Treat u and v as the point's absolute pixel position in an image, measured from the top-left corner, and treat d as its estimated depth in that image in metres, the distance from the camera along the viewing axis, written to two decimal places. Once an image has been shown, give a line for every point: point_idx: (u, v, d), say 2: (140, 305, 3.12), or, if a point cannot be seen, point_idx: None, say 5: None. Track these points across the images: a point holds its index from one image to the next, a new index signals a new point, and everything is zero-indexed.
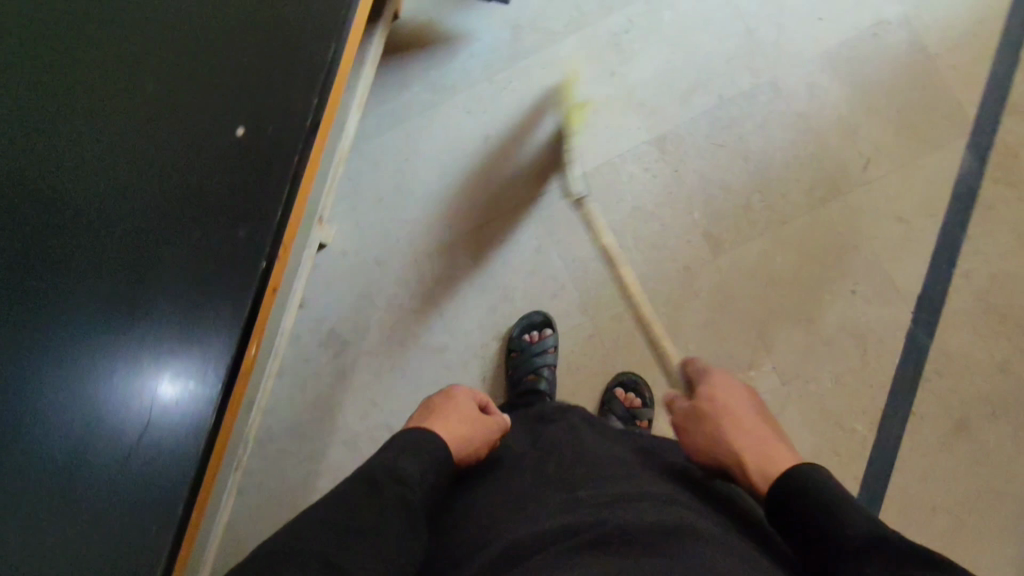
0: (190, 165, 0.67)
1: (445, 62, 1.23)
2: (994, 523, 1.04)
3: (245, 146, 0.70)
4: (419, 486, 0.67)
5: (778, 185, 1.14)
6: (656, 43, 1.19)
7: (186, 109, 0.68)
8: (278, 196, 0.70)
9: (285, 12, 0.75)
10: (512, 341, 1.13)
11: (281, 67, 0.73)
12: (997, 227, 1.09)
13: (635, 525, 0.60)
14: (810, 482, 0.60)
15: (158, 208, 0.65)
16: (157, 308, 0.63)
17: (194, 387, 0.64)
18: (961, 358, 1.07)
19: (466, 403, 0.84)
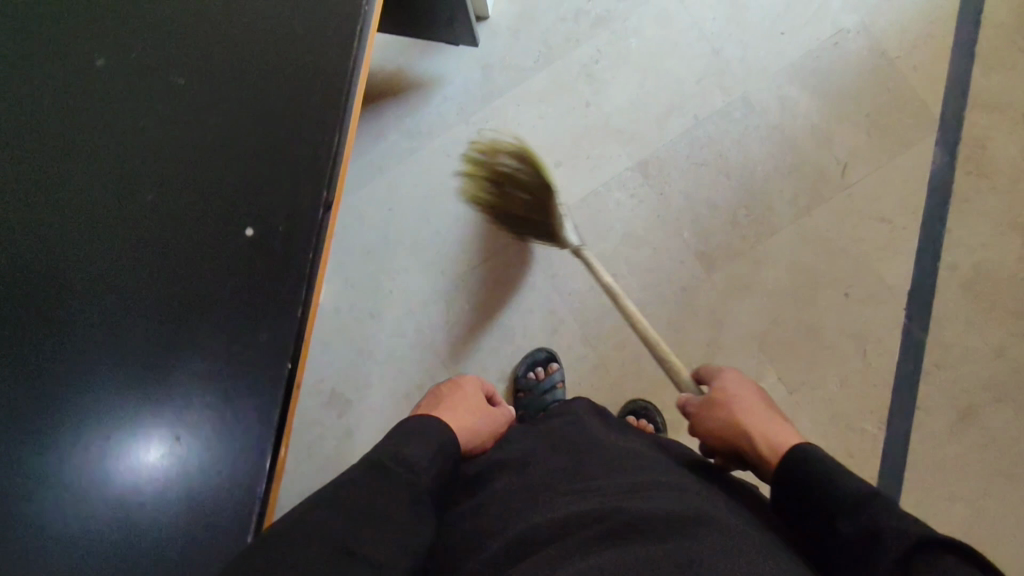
0: (195, 257, 0.57)
1: (418, 108, 1.22)
2: (1010, 506, 1.06)
3: (257, 245, 0.58)
4: (425, 472, 0.63)
5: (762, 197, 1.16)
6: (627, 71, 1.20)
7: (186, 194, 0.58)
8: (295, 294, 0.58)
9: (279, 68, 0.61)
10: (519, 381, 1.12)
11: (283, 132, 0.61)
12: (974, 218, 1.12)
13: (654, 513, 0.55)
14: (806, 452, 0.60)
15: (165, 316, 0.56)
16: (178, 400, 0.55)
17: (229, 476, 0.56)
18: (957, 347, 1.10)
19: (473, 396, 0.86)
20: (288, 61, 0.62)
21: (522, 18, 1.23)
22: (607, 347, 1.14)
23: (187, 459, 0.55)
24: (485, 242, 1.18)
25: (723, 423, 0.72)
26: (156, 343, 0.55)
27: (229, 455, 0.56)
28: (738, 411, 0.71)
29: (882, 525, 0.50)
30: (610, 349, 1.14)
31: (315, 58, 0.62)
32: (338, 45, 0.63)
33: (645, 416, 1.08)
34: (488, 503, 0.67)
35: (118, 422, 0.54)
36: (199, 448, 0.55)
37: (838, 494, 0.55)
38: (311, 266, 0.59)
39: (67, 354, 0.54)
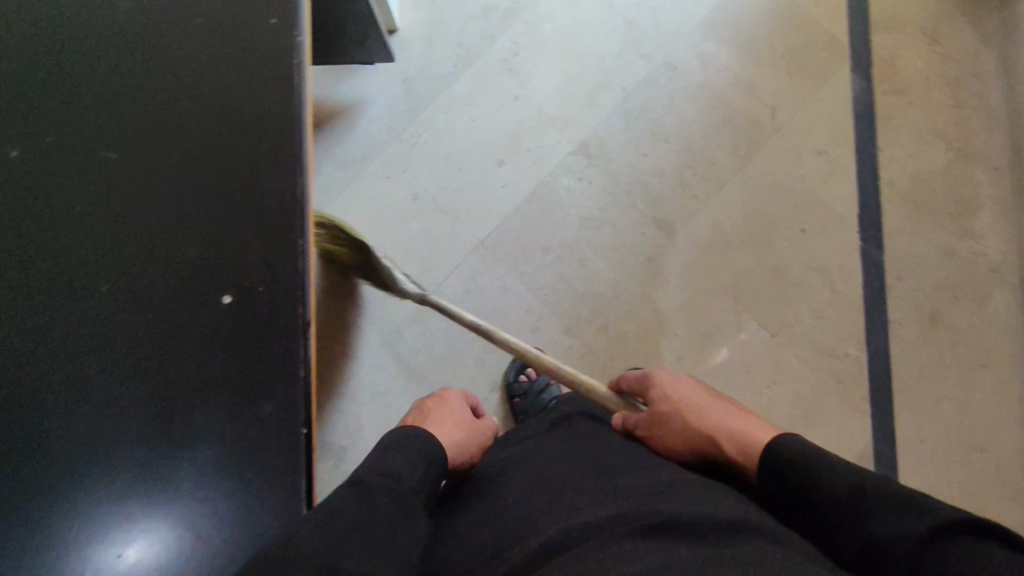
0: (174, 339, 0.52)
1: (347, 134, 1.18)
2: (990, 393, 1.12)
3: (239, 313, 0.53)
4: (407, 476, 0.58)
5: (704, 154, 1.17)
6: (548, 57, 1.20)
7: (147, 276, 0.53)
8: (294, 354, 0.53)
9: (217, 117, 0.56)
10: (511, 387, 1.10)
11: (237, 186, 0.55)
12: (899, 133, 1.18)
13: (696, 516, 0.55)
14: (802, 458, 0.60)
15: (156, 411, 0.51)
16: (187, 451, 0.51)
17: (250, 490, 0.51)
18: (912, 257, 1.15)
19: (458, 409, 0.79)
20: (223, 107, 0.56)
21: (432, 23, 1.20)
22: (591, 333, 1.14)
23: (208, 506, 0.50)
24: (442, 256, 1.15)
25: (687, 435, 0.72)
26: (148, 414, 0.51)
27: (250, 485, 0.51)
28: (696, 416, 0.73)
29: (889, 534, 0.50)
30: (594, 334, 1.14)
31: (256, 101, 0.56)
32: (274, 73, 0.57)
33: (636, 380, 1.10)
34: (504, 507, 0.64)
35: (117, 502, 0.49)
36: (215, 493, 0.50)
37: (839, 498, 0.55)
38: (303, 321, 0.54)
39: (56, 462, 0.49)
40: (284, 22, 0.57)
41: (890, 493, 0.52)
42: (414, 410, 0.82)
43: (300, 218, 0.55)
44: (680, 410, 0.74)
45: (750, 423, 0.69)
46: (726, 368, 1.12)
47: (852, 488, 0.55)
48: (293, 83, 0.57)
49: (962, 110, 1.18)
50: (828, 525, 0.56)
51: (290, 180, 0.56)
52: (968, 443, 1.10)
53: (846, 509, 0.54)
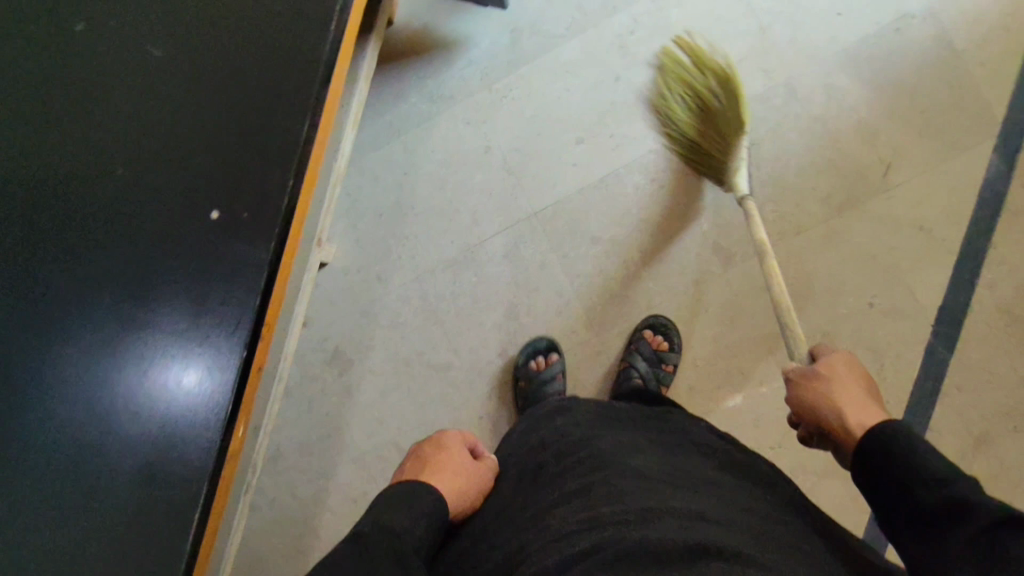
0: (163, 229, 0.59)
1: (442, 70, 1.18)
2: None
3: (223, 232, 0.61)
4: (407, 536, 0.62)
5: (793, 192, 1.09)
6: (663, 45, 1.14)
7: (161, 170, 0.60)
8: (255, 277, 0.61)
9: (260, 56, 0.65)
10: (518, 369, 1.10)
11: (256, 121, 0.64)
12: (1022, 234, 1.04)
13: (655, 546, 0.54)
14: (884, 438, 0.57)
15: (131, 284, 0.58)
16: (155, 327, 0.58)
17: (205, 381, 0.59)
18: (983, 370, 1.03)
19: (460, 453, 0.78)
20: (267, 51, 0.65)
21: None
22: (611, 333, 1.13)
23: (166, 380, 0.58)
24: (495, 213, 1.16)
25: (809, 403, 0.68)
26: (119, 307, 0.57)
27: (201, 387, 0.58)
28: (820, 383, 0.67)
29: (975, 504, 0.49)
30: (615, 337, 1.12)
31: (292, 52, 0.66)
32: (312, 36, 0.67)
33: (662, 333, 1.09)
34: (488, 537, 0.67)
35: (86, 363, 0.56)
36: (171, 381, 0.58)
37: (925, 469, 0.53)
38: (273, 253, 0.62)
39: (48, 288, 0.56)
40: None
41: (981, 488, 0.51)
42: (413, 459, 0.80)
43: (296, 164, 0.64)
44: (808, 373, 0.69)
45: (870, 403, 0.63)
46: (735, 415, 1.08)
47: (943, 473, 0.53)
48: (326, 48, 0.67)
49: None
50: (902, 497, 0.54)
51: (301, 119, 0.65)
52: None
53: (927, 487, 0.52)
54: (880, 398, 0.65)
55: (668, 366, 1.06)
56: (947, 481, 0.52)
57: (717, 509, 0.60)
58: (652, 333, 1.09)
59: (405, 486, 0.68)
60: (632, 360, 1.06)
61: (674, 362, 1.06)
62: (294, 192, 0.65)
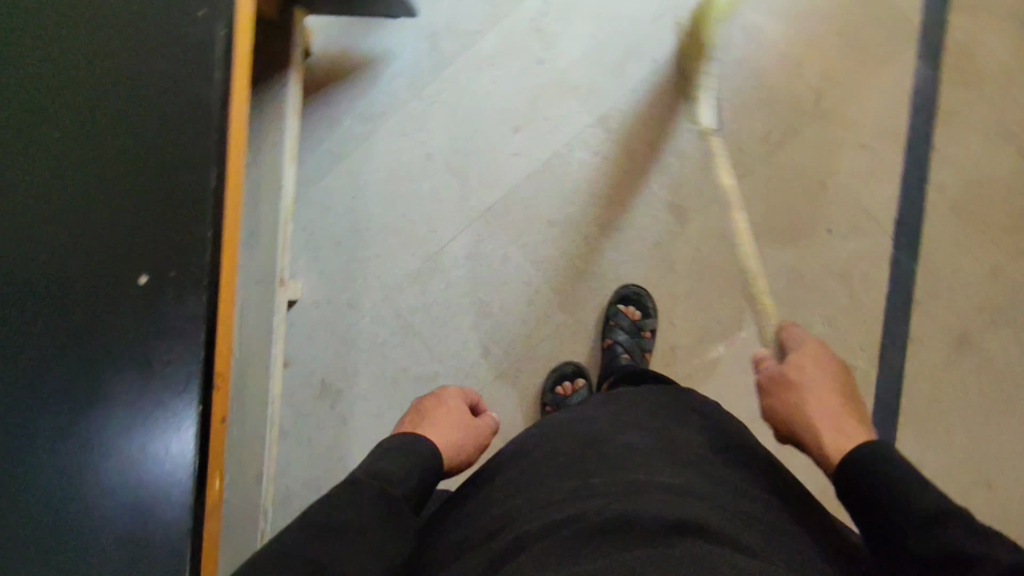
0: (92, 305, 0.55)
1: (368, 88, 1.19)
2: (1010, 428, 1.03)
3: (154, 296, 0.57)
4: (399, 484, 0.64)
5: (732, 137, 1.10)
6: (578, 21, 1.15)
7: (73, 243, 0.55)
8: (195, 337, 0.57)
9: (149, 94, 0.59)
10: (545, 396, 1.11)
11: (161, 168, 0.58)
12: (960, 132, 1.06)
13: (642, 518, 0.55)
14: (872, 458, 0.60)
15: (70, 368, 0.54)
16: (105, 399, 0.54)
17: (169, 442, 0.56)
18: (950, 272, 1.04)
19: (457, 408, 0.81)
20: (155, 88, 0.59)
21: None
22: (586, 311, 1.14)
23: (129, 449, 0.55)
24: (449, 219, 1.17)
25: (782, 398, 0.71)
26: (61, 382, 0.53)
27: (167, 449, 0.56)
28: (795, 381, 0.71)
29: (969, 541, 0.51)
30: (590, 314, 1.14)
31: (183, 85, 0.60)
32: (199, 61, 0.60)
33: (635, 302, 1.10)
34: (476, 509, 0.66)
35: (41, 445, 0.52)
36: (135, 449, 0.55)
37: (920, 503, 0.55)
38: (209, 308, 0.58)
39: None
40: (213, 14, 0.61)
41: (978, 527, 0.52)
42: (412, 408, 0.83)
43: (212, 208, 0.59)
44: (788, 374, 0.72)
45: (839, 407, 0.67)
46: (721, 365, 1.09)
47: (934, 512, 0.54)
48: (219, 73, 0.61)
49: None
50: (895, 531, 0.55)
51: (208, 158, 0.60)
52: (977, 475, 1.02)
53: (921, 531, 0.53)
54: (855, 404, 0.70)
55: (648, 333, 1.07)
56: (941, 519, 0.53)
57: (705, 481, 0.61)
58: (625, 305, 1.10)
59: (404, 438, 0.71)
60: (612, 336, 1.07)
61: (652, 328, 1.07)
62: (218, 238, 0.60)
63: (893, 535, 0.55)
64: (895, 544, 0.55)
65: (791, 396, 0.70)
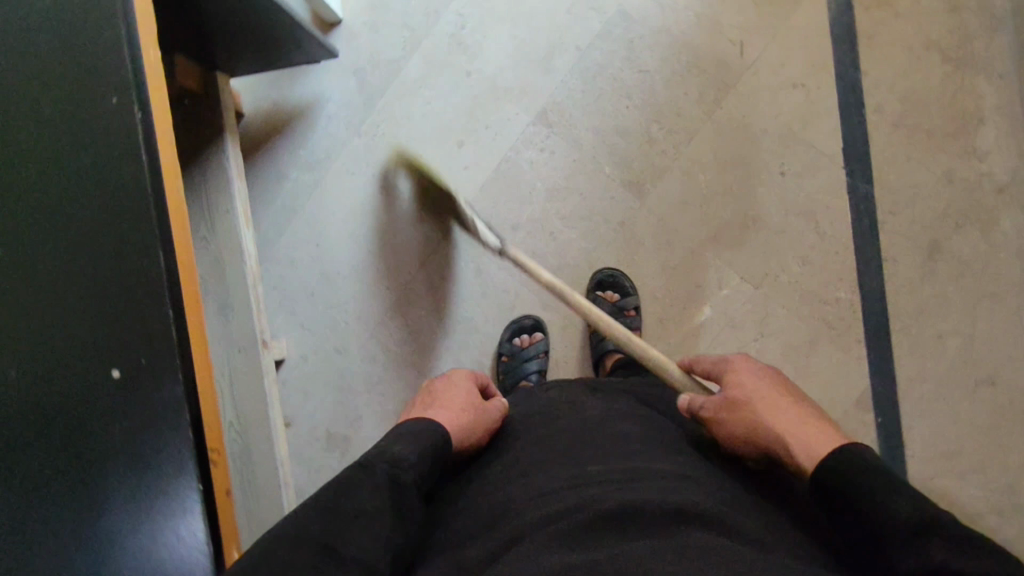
0: (76, 406, 0.55)
1: (307, 136, 1.19)
2: (1001, 323, 1.04)
3: (129, 389, 0.56)
4: (411, 468, 0.61)
5: (668, 105, 1.12)
6: (496, 25, 1.15)
7: (43, 350, 0.55)
8: (179, 423, 0.57)
9: (86, 184, 0.56)
10: (501, 346, 1.13)
11: (112, 259, 0.56)
12: (884, 52, 1.08)
13: (641, 507, 0.55)
14: (845, 460, 0.55)
15: (68, 467, 0.55)
16: (112, 495, 0.55)
17: (180, 532, 0.56)
18: (905, 187, 1.06)
19: (466, 391, 0.77)
20: (89, 174, 0.56)
21: (376, 9, 1.18)
22: (568, 304, 1.14)
23: (141, 542, 0.56)
24: (416, 245, 1.17)
25: (737, 427, 0.66)
26: (61, 496, 0.54)
27: (178, 538, 0.56)
28: (737, 405, 0.67)
29: (953, 560, 0.46)
30: (573, 306, 1.14)
31: (115, 166, 0.56)
32: (124, 138, 0.56)
33: (613, 284, 1.11)
34: (472, 502, 0.66)
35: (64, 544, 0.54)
36: (148, 541, 0.56)
37: (897, 517, 0.50)
38: (189, 391, 0.57)
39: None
40: (124, 99, 0.56)
41: (973, 537, 0.47)
42: (423, 391, 0.80)
43: (169, 293, 0.57)
44: (725, 402, 0.68)
45: (790, 410, 0.63)
46: (710, 326, 1.10)
47: (919, 521, 0.49)
48: (145, 148, 0.57)
49: (956, 14, 1.06)
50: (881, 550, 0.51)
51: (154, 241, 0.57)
52: (978, 376, 1.04)
53: (908, 545, 0.49)
54: (809, 401, 0.66)
55: (631, 312, 1.09)
56: (929, 531, 0.48)
57: (688, 463, 0.64)
58: (603, 289, 1.11)
59: (417, 422, 0.67)
60: None
61: (635, 306, 1.09)
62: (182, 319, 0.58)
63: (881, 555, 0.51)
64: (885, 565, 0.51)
65: (740, 418, 0.66)
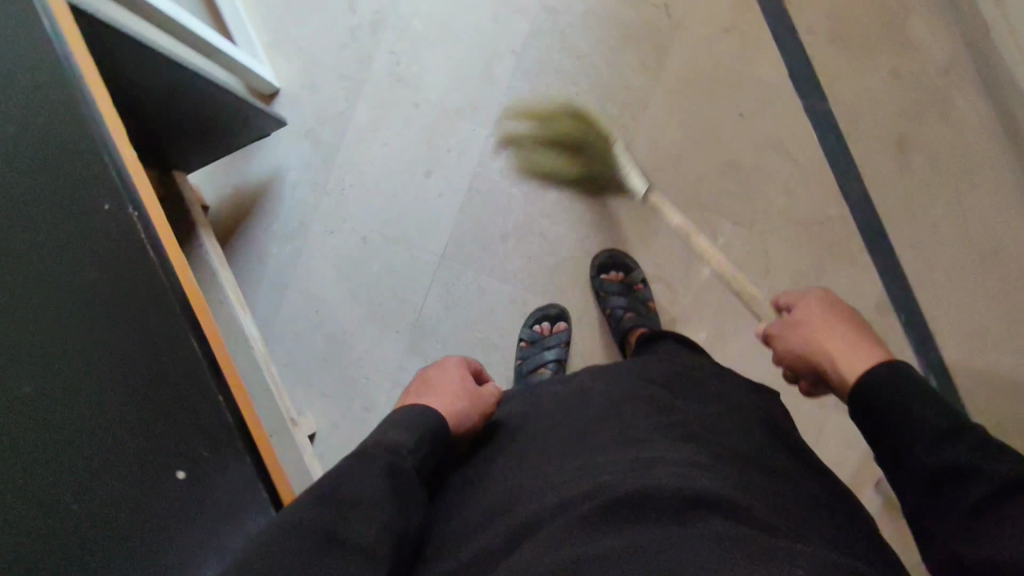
0: (159, 505, 0.61)
1: (277, 209, 1.18)
2: (988, 196, 1.06)
3: (198, 476, 0.64)
4: (409, 455, 0.60)
5: (615, 83, 1.14)
6: (429, 53, 1.17)
7: (118, 465, 0.59)
8: (249, 481, 0.68)
9: (121, 307, 0.62)
10: (522, 331, 1.12)
11: (162, 365, 0.64)
12: None
13: (656, 497, 0.52)
14: (884, 378, 0.57)
15: (166, 557, 0.61)
16: (206, 562, 0.64)
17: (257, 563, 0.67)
18: (859, 95, 1.09)
19: (459, 379, 0.73)
20: (122, 297, 0.63)
21: (310, 70, 1.18)
22: (575, 296, 1.14)
23: None
24: (413, 283, 1.16)
25: (796, 344, 0.68)
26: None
27: None
28: (801, 326, 0.68)
29: (980, 460, 0.50)
30: (581, 297, 1.14)
31: (144, 285, 0.64)
32: (147, 261, 0.65)
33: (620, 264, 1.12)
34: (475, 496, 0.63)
35: None
36: None
37: (924, 422, 0.54)
38: (247, 456, 0.68)
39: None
40: (137, 226, 0.65)
41: (995, 442, 0.51)
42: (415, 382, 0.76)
43: (215, 379, 0.67)
44: (790, 323, 0.70)
45: (853, 335, 0.63)
46: (717, 278, 1.11)
47: (950, 428, 0.52)
48: (165, 264, 0.66)
49: None
50: (903, 449, 0.55)
51: (194, 338, 0.66)
52: (983, 251, 1.06)
53: (932, 446, 0.53)
54: (873, 333, 0.65)
55: (639, 288, 1.10)
56: (952, 435, 0.52)
57: (688, 444, 0.60)
58: (607, 272, 1.12)
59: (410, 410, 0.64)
60: (610, 301, 1.09)
61: (642, 281, 1.10)
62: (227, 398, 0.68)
63: (901, 452, 0.55)
64: (903, 461, 0.55)
65: (800, 337, 0.68)
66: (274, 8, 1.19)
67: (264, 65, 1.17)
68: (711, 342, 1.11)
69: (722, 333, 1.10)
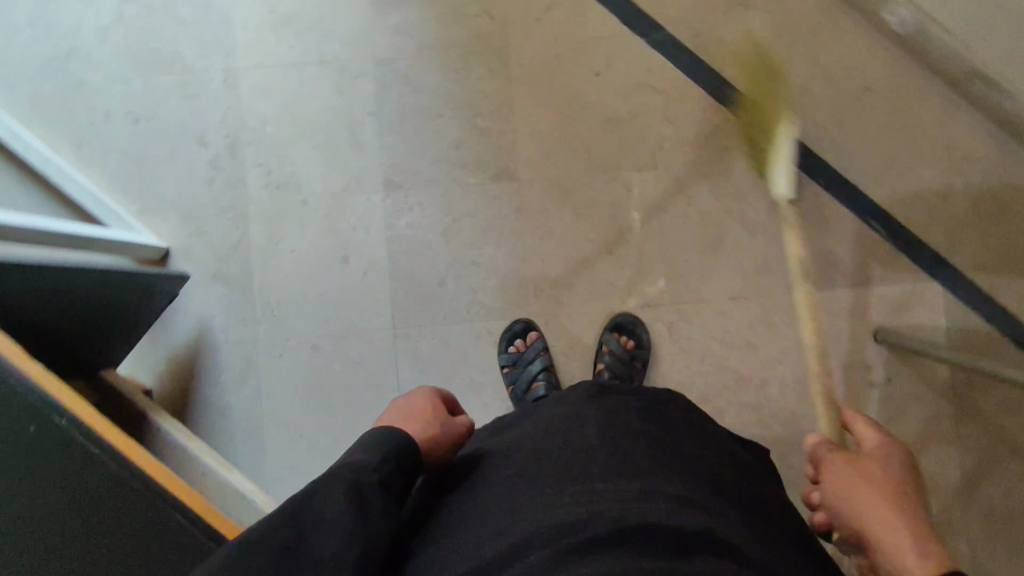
0: None
1: (219, 357, 1.15)
2: (840, 42, 1.11)
3: None
4: (376, 479, 0.56)
5: (473, 99, 1.16)
6: (294, 150, 1.17)
7: None
8: None
9: (106, 515, 0.67)
10: (500, 356, 1.12)
11: (160, 551, 0.68)
12: None
13: (657, 525, 0.52)
14: None
15: None
16: None
17: None
18: (688, 10, 1.14)
19: (425, 413, 0.70)
20: (103, 507, 0.67)
21: (190, 216, 1.17)
22: (532, 302, 1.14)
23: None
24: (379, 367, 1.14)
25: (850, 500, 0.61)
26: None
27: None
28: (864, 485, 0.61)
29: None
30: (537, 300, 1.14)
31: (114, 486, 0.67)
32: (102, 467, 0.67)
33: (630, 332, 1.12)
34: (464, 520, 0.60)
35: None
36: None
37: None
38: None
39: None
40: (77, 439, 0.66)
41: None
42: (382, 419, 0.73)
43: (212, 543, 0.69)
44: (856, 476, 0.63)
45: (912, 522, 0.58)
46: (648, 224, 1.13)
47: None
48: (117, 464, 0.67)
49: None
50: None
51: (174, 517, 0.68)
52: (860, 91, 1.11)
53: None
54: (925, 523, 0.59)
55: (639, 364, 1.10)
56: None
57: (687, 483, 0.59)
58: (619, 333, 1.12)
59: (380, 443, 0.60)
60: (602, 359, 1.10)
61: (645, 360, 1.10)
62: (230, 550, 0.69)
63: None
64: None
65: (859, 501, 0.61)
66: (128, 176, 1.17)
67: (143, 232, 1.15)
68: (670, 283, 1.13)
69: (676, 271, 1.12)
